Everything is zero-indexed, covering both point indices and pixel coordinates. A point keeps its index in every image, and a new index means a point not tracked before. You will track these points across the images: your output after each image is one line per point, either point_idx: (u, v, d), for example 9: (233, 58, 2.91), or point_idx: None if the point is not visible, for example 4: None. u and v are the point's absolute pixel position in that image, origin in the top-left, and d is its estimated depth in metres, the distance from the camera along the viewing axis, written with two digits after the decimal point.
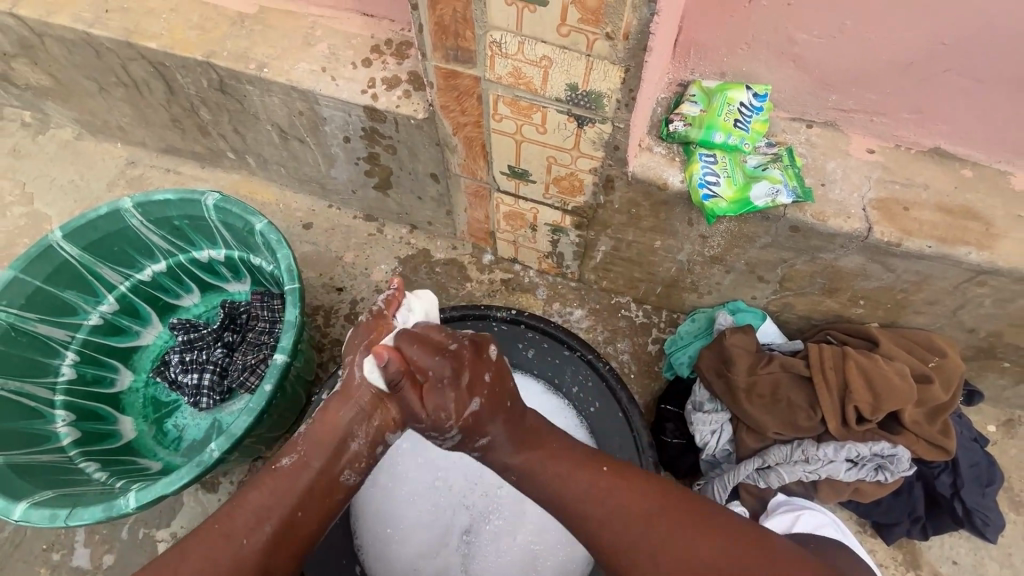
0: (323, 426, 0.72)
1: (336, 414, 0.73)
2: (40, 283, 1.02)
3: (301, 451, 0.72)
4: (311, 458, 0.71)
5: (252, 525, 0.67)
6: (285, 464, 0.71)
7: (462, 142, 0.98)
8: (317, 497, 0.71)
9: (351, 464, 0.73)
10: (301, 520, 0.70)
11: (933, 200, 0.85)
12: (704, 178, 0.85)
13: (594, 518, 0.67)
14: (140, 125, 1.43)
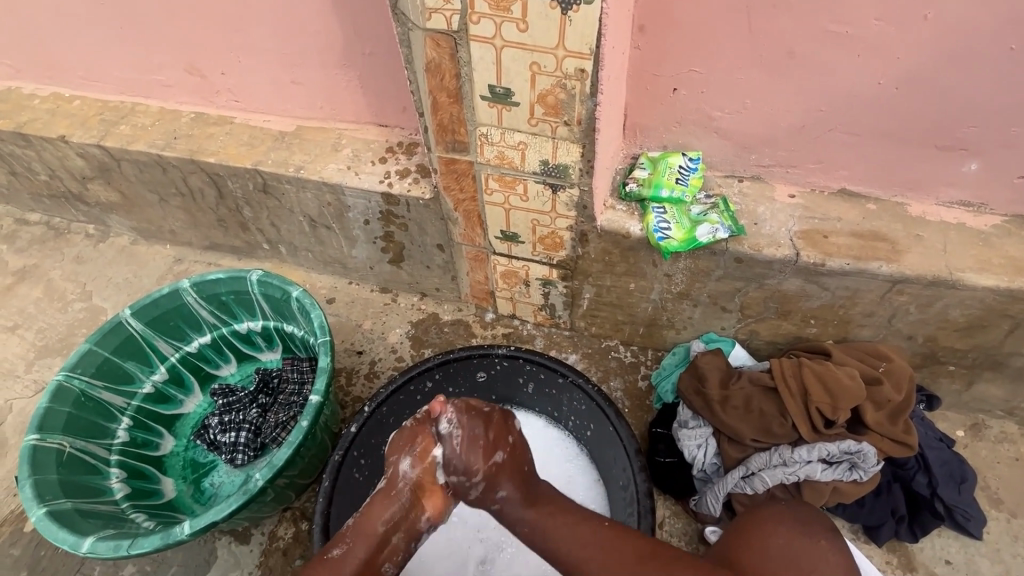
0: (365, 522, 0.80)
1: (378, 513, 0.80)
2: (108, 354, 1.20)
3: (346, 540, 0.79)
4: (354, 546, 0.78)
5: None
6: (333, 555, 0.77)
7: (462, 215, 1.21)
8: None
9: (392, 555, 0.81)
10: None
11: (846, 228, 1.05)
12: (658, 225, 1.06)
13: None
14: (190, 227, 1.69)
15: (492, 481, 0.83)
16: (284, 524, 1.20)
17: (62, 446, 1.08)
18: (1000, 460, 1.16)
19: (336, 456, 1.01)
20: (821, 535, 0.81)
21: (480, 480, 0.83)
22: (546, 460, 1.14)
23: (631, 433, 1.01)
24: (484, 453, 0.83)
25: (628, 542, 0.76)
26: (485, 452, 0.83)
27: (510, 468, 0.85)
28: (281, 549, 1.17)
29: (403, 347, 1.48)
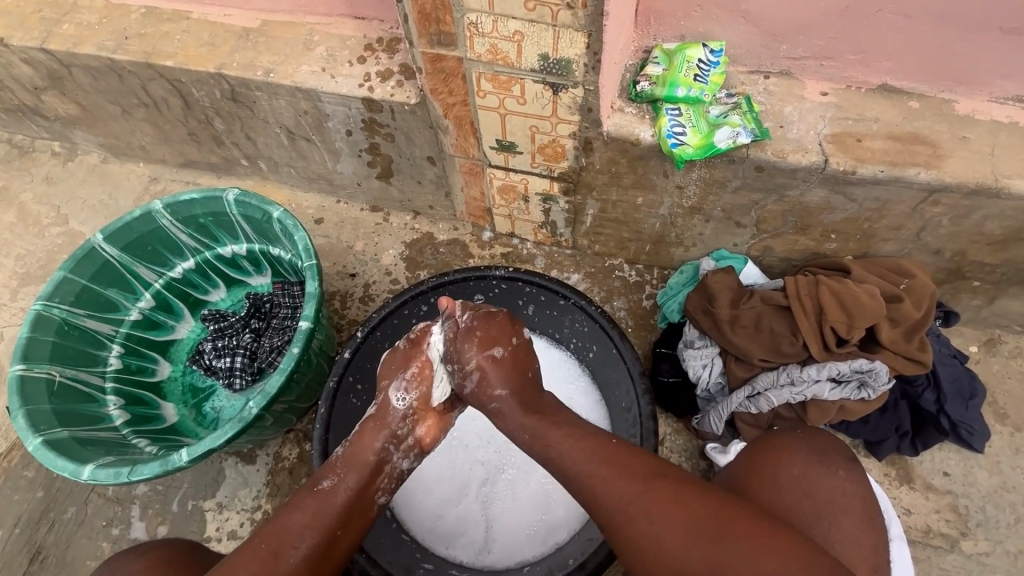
0: (358, 449, 0.80)
1: (370, 438, 0.81)
2: (86, 281, 1.14)
3: (337, 470, 0.78)
4: (349, 475, 0.77)
5: (300, 536, 0.70)
6: (325, 485, 0.75)
7: (452, 122, 1.08)
8: (356, 518, 0.76)
9: (384, 485, 0.80)
10: (336, 544, 0.73)
11: (883, 131, 0.93)
12: (671, 129, 0.95)
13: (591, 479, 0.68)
14: (160, 143, 1.55)
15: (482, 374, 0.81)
16: (288, 445, 1.21)
17: (51, 375, 1.05)
18: (1011, 375, 1.13)
19: (330, 382, 0.97)
20: (837, 461, 0.79)
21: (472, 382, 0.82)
22: (547, 382, 1.11)
23: (636, 355, 0.98)
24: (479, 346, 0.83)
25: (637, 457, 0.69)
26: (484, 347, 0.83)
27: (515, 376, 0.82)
28: (287, 468, 1.19)
29: (397, 269, 1.42)
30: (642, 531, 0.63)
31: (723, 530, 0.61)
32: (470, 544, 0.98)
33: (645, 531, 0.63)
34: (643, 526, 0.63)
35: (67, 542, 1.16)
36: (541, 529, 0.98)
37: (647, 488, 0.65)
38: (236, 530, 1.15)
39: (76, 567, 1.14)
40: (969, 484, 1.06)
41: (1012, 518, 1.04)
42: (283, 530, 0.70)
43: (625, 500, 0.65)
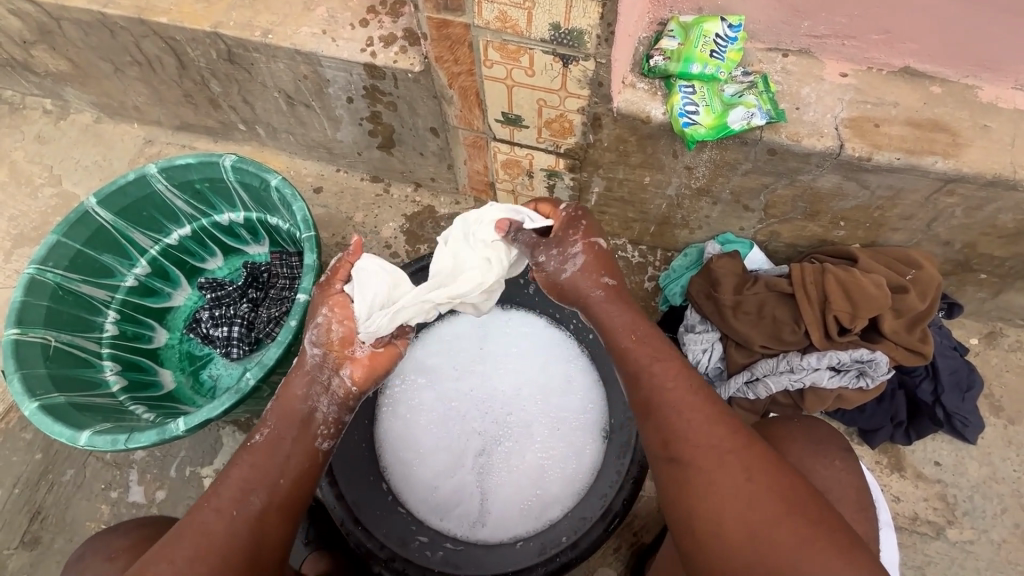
0: (286, 403, 0.79)
1: (295, 391, 0.79)
2: (80, 246, 1.11)
3: (270, 425, 0.77)
4: (284, 435, 0.76)
5: (239, 498, 0.70)
6: (257, 441, 0.75)
7: (457, 93, 1.04)
8: (300, 469, 0.75)
9: (322, 431, 0.79)
10: (280, 494, 0.73)
11: (902, 116, 0.90)
12: (683, 108, 0.91)
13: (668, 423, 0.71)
14: (155, 104, 1.51)
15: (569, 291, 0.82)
16: None
17: (46, 340, 1.04)
18: (1009, 369, 1.13)
19: None
20: (839, 450, 0.83)
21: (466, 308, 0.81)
22: (546, 359, 1.09)
23: None
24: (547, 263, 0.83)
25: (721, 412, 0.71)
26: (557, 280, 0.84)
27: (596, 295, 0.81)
28: None
29: (398, 243, 1.40)
30: (713, 473, 0.65)
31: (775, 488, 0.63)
32: (464, 516, 0.98)
33: (707, 468, 0.66)
34: (709, 467, 0.66)
35: (66, 504, 1.17)
36: (535, 505, 0.98)
37: (722, 439, 0.67)
38: None
39: (75, 527, 1.16)
40: (959, 474, 1.07)
41: (998, 508, 1.05)
42: (224, 491, 0.71)
43: (698, 445, 0.67)
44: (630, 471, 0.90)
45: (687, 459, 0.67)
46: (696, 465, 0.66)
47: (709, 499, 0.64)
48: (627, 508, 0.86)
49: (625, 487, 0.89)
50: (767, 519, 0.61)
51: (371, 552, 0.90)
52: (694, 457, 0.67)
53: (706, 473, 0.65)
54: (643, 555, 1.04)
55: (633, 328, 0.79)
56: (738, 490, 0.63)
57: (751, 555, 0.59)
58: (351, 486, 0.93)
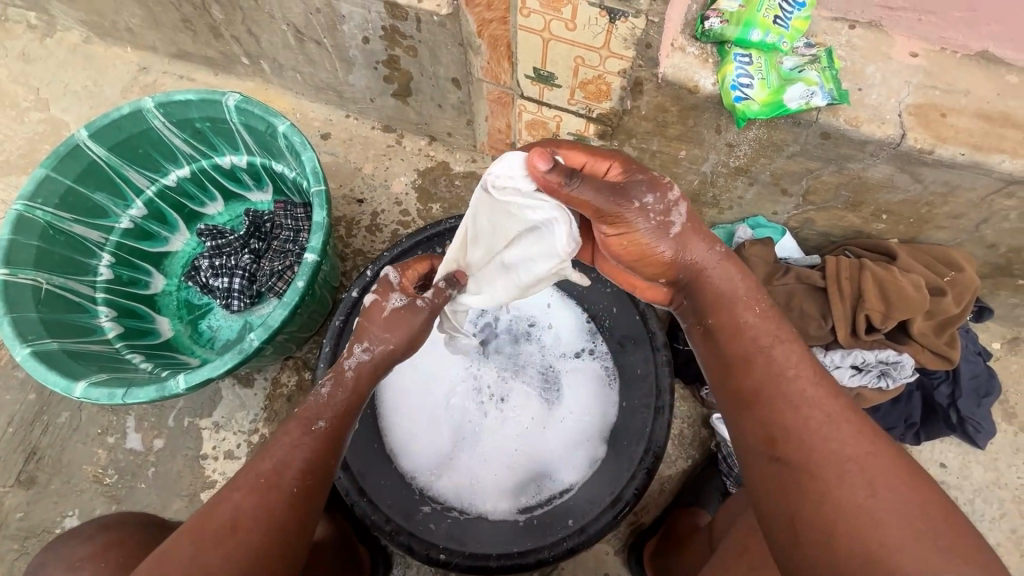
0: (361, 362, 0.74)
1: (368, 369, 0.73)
2: (71, 183, 1.04)
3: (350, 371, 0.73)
4: (348, 418, 0.71)
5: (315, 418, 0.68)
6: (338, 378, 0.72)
7: (486, 42, 0.95)
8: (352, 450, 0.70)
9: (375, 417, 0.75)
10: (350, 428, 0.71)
11: (973, 107, 0.83)
12: (737, 80, 0.83)
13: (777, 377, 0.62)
14: (151, 27, 1.38)
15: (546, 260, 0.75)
16: (287, 371, 1.19)
17: (37, 282, 0.99)
18: None
19: (337, 321, 0.92)
20: None
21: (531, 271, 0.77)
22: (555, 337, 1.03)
23: (659, 324, 0.93)
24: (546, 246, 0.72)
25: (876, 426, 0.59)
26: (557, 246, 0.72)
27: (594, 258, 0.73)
28: (285, 395, 1.18)
29: (408, 199, 1.32)
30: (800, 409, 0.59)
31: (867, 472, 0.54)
32: (438, 480, 0.93)
33: (805, 406, 0.59)
34: (801, 410, 0.59)
35: (62, 446, 1.15)
36: (514, 483, 0.94)
37: (852, 425, 0.58)
38: (232, 450, 1.15)
39: (72, 470, 1.14)
40: (963, 477, 1.08)
41: (997, 512, 1.06)
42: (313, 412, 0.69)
43: (823, 398, 0.59)
44: (643, 459, 0.85)
45: (771, 393, 0.61)
46: (783, 395, 0.60)
47: (790, 442, 0.58)
48: (638, 498, 0.83)
49: (636, 476, 0.85)
50: (866, 503, 0.52)
51: (376, 525, 0.82)
52: (809, 397, 0.60)
53: (788, 399, 0.60)
54: (642, 536, 1.05)
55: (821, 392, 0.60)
56: (836, 457, 0.55)
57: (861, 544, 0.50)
58: (357, 456, 0.89)
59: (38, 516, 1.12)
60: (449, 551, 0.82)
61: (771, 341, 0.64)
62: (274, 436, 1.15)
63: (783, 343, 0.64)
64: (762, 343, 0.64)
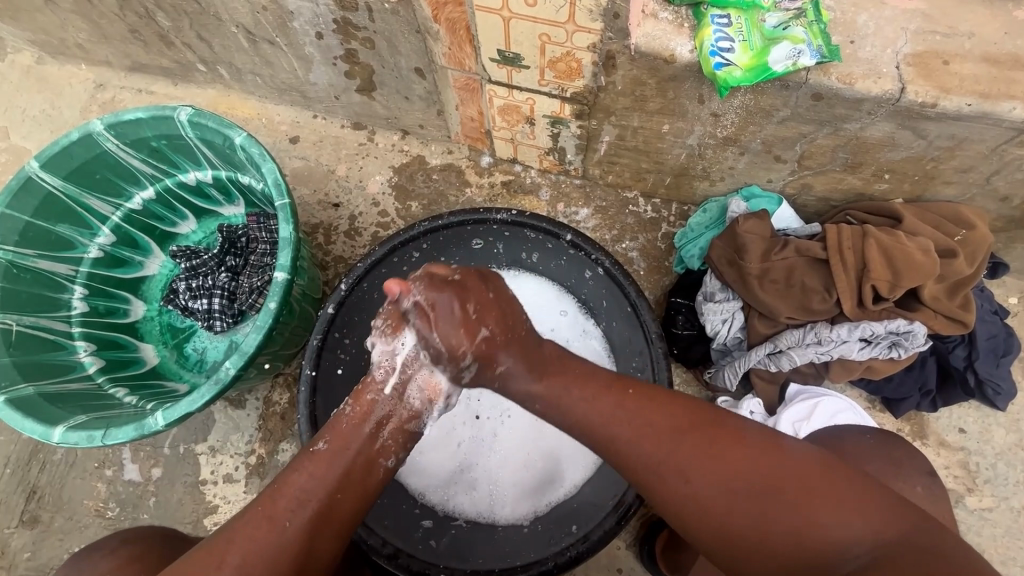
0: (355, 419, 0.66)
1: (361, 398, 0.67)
2: (29, 218, 1.00)
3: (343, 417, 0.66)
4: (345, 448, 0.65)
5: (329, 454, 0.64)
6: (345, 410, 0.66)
7: (444, 27, 0.87)
8: (357, 479, 0.65)
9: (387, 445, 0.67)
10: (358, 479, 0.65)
11: (978, 50, 0.76)
12: (716, 44, 0.76)
13: (605, 440, 0.63)
14: (100, 41, 1.31)
15: (483, 361, 0.66)
16: (278, 390, 1.16)
17: (7, 325, 0.97)
18: None
19: (314, 340, 0.87)
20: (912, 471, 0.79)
21: (471, 360, 0.66)
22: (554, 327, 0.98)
23: (652, 315, 0.88)
24: (465, 332, 0.64)
25: (664, 407, 0.63)
26: (467, 331, 0.65)
27: (505, 338, 0.66)
28: (279, 414, 1.15)
29: (386, 199, 1.26)
30: (678, 469, 0.59)
31: (757, 493, 0.57)
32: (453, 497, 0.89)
33: (662, 453, 0.60)
34: (671, 461, 0.59)
35: (61, 483, 1.14)
36: (536, 485, 0.89)
37: (699, 436, 0.60)
38: (231, 473, 1.13)
39: (74, 506, 1.13)
40: (983, 442, 1.03)
41: (1022, 475, 1.02)
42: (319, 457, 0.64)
43: (627, 433, 0.62)
44: None
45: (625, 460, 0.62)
46: (635, 460, 0.61)
47: (683, 494, 0.59)
48: (641, 501, 0.80)
49: None
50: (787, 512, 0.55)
51: (374, 548, 0.81)
52: (623, 437, 0.62)
53: (639, 452, 0.61)
54: (653, 527, 1.03)
55: (678, 433, 0.60)
56: (720, 486, 0.58)
57: (808, 558, 0.54)
58: None
59: (46, 554, 1.12)
60: (450, 569, 0.82)
61: (571, 393, 0.65)
62: (271, 456, 1.13)
63: (591, 390, 0.65)
64: (571, 404, 0.64)
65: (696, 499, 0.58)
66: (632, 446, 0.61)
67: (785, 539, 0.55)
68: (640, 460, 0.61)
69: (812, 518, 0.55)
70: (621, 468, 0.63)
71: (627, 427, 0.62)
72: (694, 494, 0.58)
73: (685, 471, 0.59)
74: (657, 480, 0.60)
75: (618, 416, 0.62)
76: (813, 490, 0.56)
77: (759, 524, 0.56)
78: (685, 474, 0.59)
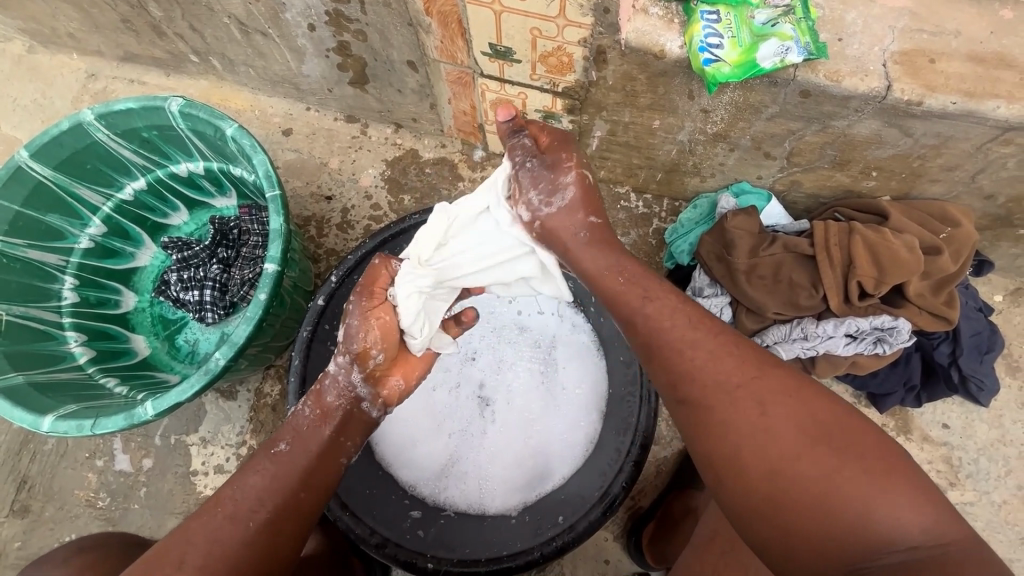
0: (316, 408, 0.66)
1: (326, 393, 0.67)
2: (19, 207, 1.00)
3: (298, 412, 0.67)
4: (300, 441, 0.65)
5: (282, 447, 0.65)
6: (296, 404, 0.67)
7: (435, 20, 0.87)
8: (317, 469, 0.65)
9: None
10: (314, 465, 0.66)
11: (963, 49, 0.77)
12: (705, 40, 0.77)
13: (677, 352, 0.61)
14: (91, 31, 1.31)
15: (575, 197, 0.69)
16: (269, 381, 1.16)
17: None
18: None
19: (304, 331, 0.88)
20: None
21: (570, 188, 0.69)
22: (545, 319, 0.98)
23: None
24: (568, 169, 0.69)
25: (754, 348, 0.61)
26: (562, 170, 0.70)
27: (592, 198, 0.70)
28: (270, 405, 1.15)
29: (379, 192, 1.26)
30: (746, 396, 0.56)
31: (828, 444, 0.53)
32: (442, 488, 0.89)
33: (732, 381, 0.58)
34: (743, 385, 0.57)
35: (52, 473, 1.14)
36: (525, 476, 0.89)
37: (779, 380, 0.57)
38: (222, 464, 1.13)
39: (64, 496, 1.13)
40: (966, 437, 1.05)
41: (1003, 470, 1.04)
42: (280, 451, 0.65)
43: (709, 349, 0.60)
44: (630, 453, 0.85)
45: (693, 374, 0.60)
46: (704, 374, 0.59)
47: (748, 422, 0.55)
48: (626, 493, 0.83)
49: (623, 471, 0.84)
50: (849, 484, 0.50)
51: (360, 538, 0.82)
52: (696, 358, 0.60)
53: (704, 374, 0.59)
54: (639, 520, 1.05)
55: (755, 367, 0.58)
56: (787, 428, 0.54)
57: (860, 531, 0.49)
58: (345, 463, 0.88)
59: (36, 543, 1.12)
60: (436, 559, 0.83)
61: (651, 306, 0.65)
62: (262, 447, 1.14)
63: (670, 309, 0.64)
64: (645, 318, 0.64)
65: (759, 431, 0.55)
66: (706, 364, 0.59)
67: (841, 508, 0.50)
68: (708, 378, 0.59)
69: (878, 493, 0.50)
70: (682, 387, 0.60)
71: (712, 346, 0.60)
72: (753, 428, 0.55)
73: (753, 401, 0.56)
74: (720, 403, 0.57)
75: (697, 334, 0.61)
76: (886, 468, 0.51)
77: (819, 479, 0.51)
78: (753, 403, 0.56)
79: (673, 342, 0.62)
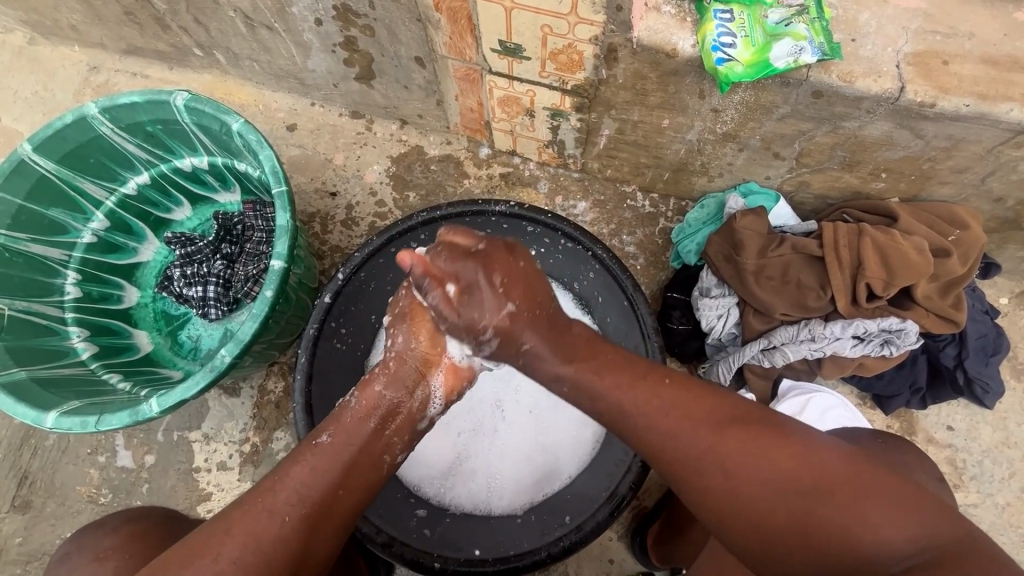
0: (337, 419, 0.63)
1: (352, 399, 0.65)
2: (21, 201, 0.99)
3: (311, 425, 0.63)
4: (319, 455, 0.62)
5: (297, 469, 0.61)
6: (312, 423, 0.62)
7: (445, 16, 0.87)
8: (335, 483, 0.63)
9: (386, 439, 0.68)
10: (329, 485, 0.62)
11: (977, 51, 0.77)
12: (718, 38, 0.76)
13: (645, 440, 0.61)
14: (93, 22, 1.29)
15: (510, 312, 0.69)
16: (273, 378, 1.16)
17: None
18: None
19: (310, 328, 0.87)
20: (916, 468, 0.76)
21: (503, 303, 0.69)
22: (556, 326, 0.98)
23: (648, 308, 0.89)
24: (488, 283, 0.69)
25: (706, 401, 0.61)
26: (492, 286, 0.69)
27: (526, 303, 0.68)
28: (273, 403, 1.15)
29: (383, 189, 1.26)
30: (716, 455, 0.57)
31: (804, 487, 0.55)
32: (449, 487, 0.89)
33: (695, 450, 0.59)
34: (713, 451, 0.58)
35: (53, 468, 1.14)
36: (532, 475, 0.89)
37: (740, 431, 0.58)
38: (225, 461, 1.13)
39: (66, 492, 1.13)
40: (971, 439, 1.05)
41: (1007, 472, 1.04)
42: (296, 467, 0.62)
43: (667, 424, 0.60)
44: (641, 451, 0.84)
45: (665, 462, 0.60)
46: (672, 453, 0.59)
47: (724, 481, 0.57)
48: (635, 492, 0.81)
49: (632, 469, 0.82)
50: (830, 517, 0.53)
51: (368, 536, 0.81)
52: (660, 429, 0.60)
53: (671, 446, 0.60)
54: (644, 520, 1.05)
55: (718, 421, 0.59)
56: (764, 478, 0.56)
57: (853, 555, 0.52)
58: None
59: (38, 538, 1.11)
60: (444, 559, 0.82)
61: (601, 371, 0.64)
62: (265, 444, 1.13)
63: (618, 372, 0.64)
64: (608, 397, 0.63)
65: (738, 487, 0.57)
66: (675, 441, 0.59)
67: (830, 539, 0.53)
68: (679, 452, 0.59)
69: (861, 515, 0.52)
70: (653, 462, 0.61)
71: (674, 422, 0.60)
72: (728, 484, 0.57)
73: (731, 461, 0.57)
74: (696, 475, 0.58)
75: (657, 402, 0.61)
76: (860, 485, 0.54)
77: (805, 519, 0.54)
78: (728, 463, 0.57)
79: (640, 422, 0.61)
